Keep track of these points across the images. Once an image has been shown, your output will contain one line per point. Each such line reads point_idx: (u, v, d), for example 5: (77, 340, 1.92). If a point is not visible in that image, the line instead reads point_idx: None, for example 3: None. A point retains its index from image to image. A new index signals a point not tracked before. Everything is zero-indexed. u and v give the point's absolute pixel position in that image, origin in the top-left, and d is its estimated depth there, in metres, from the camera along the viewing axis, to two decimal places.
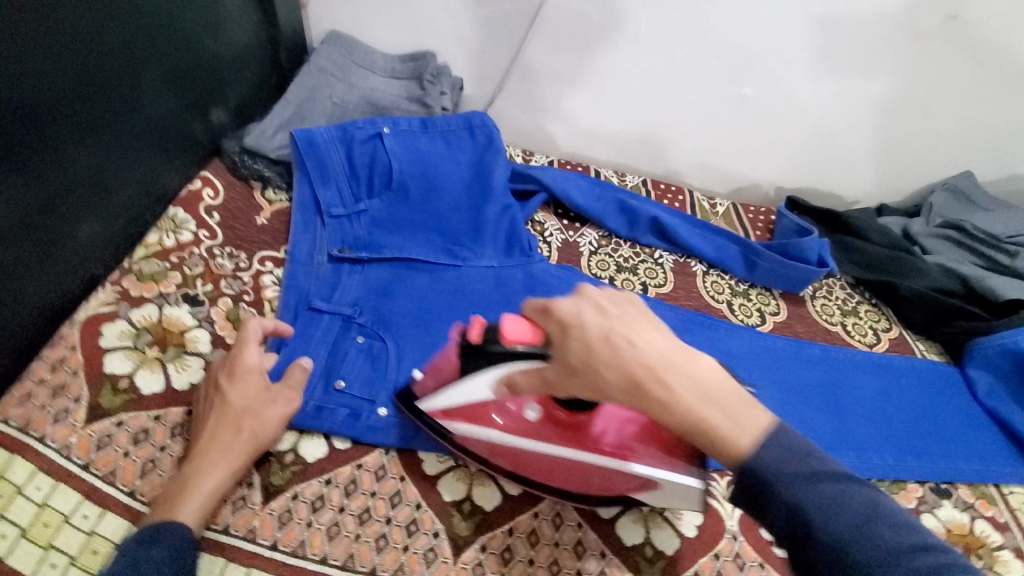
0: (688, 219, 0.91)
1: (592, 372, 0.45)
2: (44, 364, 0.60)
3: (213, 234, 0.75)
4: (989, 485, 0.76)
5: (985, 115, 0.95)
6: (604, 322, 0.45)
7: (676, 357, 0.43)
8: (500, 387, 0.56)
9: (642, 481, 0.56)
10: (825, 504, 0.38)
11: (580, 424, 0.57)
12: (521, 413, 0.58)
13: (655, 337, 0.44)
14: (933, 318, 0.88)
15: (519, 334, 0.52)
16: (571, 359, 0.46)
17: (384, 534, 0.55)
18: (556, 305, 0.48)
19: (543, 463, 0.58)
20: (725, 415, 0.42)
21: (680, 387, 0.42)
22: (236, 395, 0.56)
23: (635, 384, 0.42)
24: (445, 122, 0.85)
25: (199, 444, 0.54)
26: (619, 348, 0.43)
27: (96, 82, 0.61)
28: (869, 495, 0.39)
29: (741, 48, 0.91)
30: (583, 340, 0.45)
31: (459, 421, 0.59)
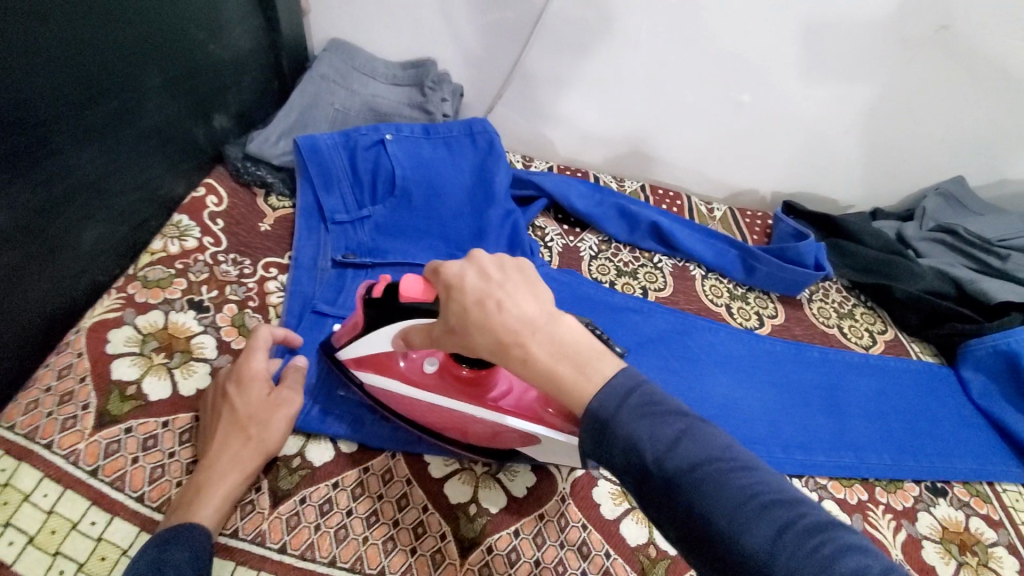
0: (686, 223, 0.92)
1: (466, 334, 0.43)
2: (50, 372, 0.60)
3: (218, 240, 0.75)
4: (983, 484, 0.77)
5: (974, 121, 0.97)
6: (485, 286, 0.43)
7: (541, 320, 0.41)
8: (398, 340, 0.56)
9: (523, 437, 0.56)
10: (676, 452, 0.37)
11: (478, 380, 0.58)
12: (423, 365, 0.60)
13: (529, 303, 0.42)
14: (927, 320, 0.90)
15: (415, 291, 0.51)
16: (451, 321, 0.45)
17: (392, 536, 0.56)
18: (443, 268, 0.45)
19: (440, 414, 0.59)
20: (574, 368, 0.41)
21: (536, 348, 0.41)
22: (243, 400, 0.57)
23: (503, 347, 0.41)
24: (447, 128, 0.86)
25: (208, 451, 0.55)
26: (491, 315, 0.41)
27: (99, 85, 0.61)
28: (712, 438, 0.38)
29: (737, 55, 0.92)
30: (462, 303, 0.43)
31: (369, 370, 0.60)
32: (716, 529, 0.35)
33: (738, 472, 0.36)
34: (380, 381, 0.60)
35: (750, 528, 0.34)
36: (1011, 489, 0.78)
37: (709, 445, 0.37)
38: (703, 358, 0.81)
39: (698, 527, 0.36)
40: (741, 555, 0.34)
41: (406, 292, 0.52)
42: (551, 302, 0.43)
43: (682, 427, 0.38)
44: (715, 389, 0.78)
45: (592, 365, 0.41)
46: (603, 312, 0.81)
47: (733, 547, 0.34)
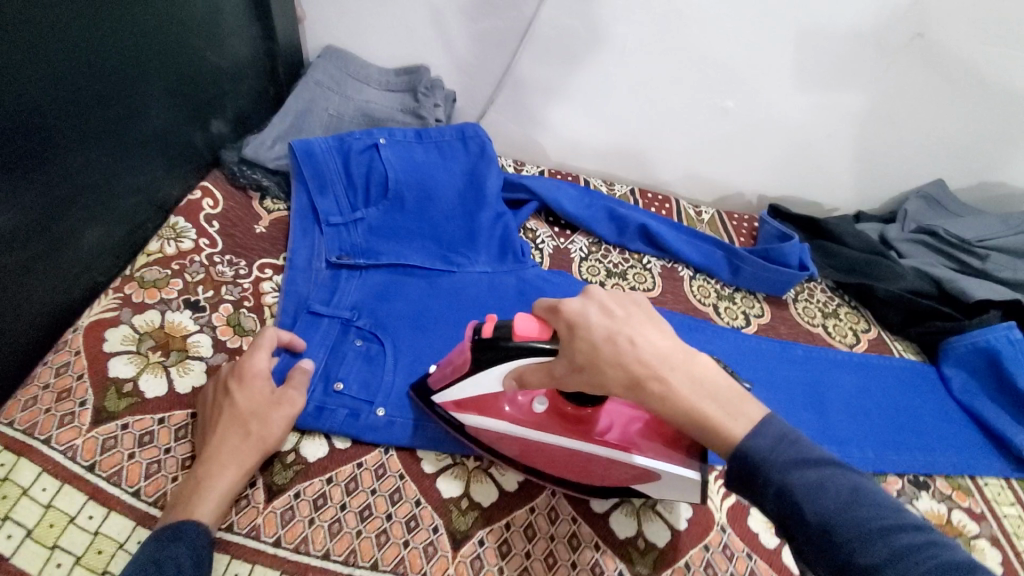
0: (675, 226, 0.95)
1: (596, 370, 0.46)
2: (48, 369, 0.61)
3: (213, 242, 0.76)
4: (964, 477, 0.79)
5: (951, 126, 1.00)
6: (611, 324, 0.46)
7: (676, 357, 0.45)
8: (510, 381, 0.56)
9: (644, 474, 0.57)
10: (848, 509, 0.40)
11: (585, 417, 0.57)
12: (528, 405, 0.59)
13: (656, 336, 0.46)
14: (908, 318, 0.93)
15: (529, 330, 0.52)
16: (577, 358, 0.47)
17: (384, 529, 0.57)
18: (563, 306, 0.49)
19: (549, 453, 0.59)
20: (717, 406, 0.45)
21: (678, 383, 0.45)
22: (243, 397, 0.58)
23: (640, 384, 0.44)
24: (439, 133, 0.88)
25: (207, 447, 0.55)
26: (623, 350, 0.45)
27: (104, 91, 0.62)
28: (878, 498, 0.40)
29: (720, 63, 0.95)
30: (590, 340, 0.46)
31: (470, 412, 0.60)
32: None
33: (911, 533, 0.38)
34: (484, 423, 0.60)
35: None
36: (993, 482, 0.80)
37: (871, 500, 0.40)
38: None
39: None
40: None
41: (520, 332, 0.52)
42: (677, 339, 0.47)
43: (850, 482, 0.41)
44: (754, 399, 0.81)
45: (736, 406, 0.45)
46: None
47: None
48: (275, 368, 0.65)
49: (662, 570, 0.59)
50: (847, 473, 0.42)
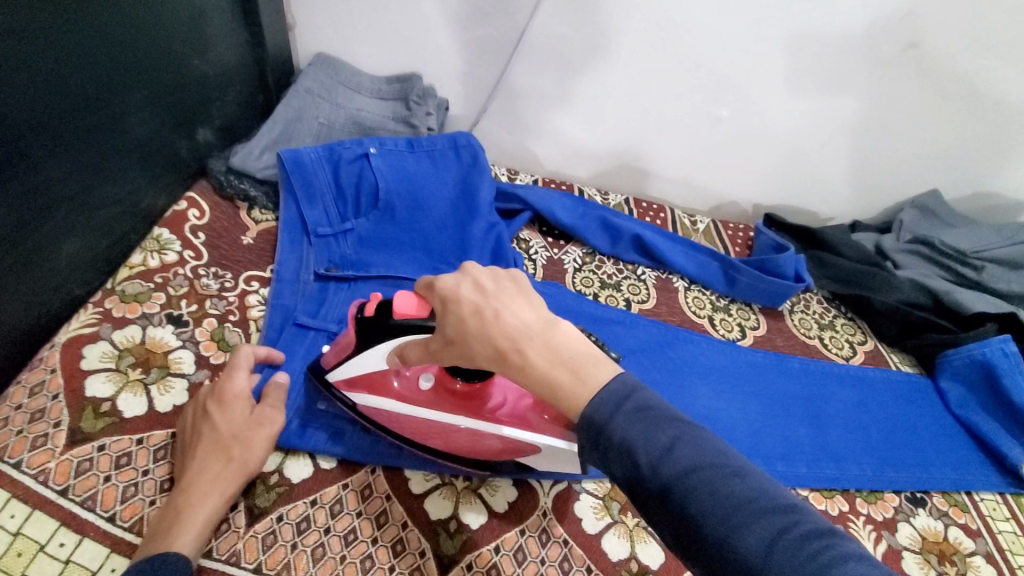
0: (668, 236, 0.94)
1: (465, 344, 0.44)
2: (22, 389, 0.59)
3: (198, 254, 0.75)
4: (961, 493, 0.78)
5: (946, 135, 1.00)
6: (482, 299, 0.45)
7: (537, 328, 0.43)
8: (392, 357, 0.56)
9: (521, 447, 0.57)
10: (671, 457, 0.37)
11: (474, 393, 0.59)
12: (417, 383, 0.61)
13: (526, 311, 0.44)
14: (905, 330, 0.92)
15: (405, 306, 0.52)
16: (447, 331, 0.46)
17: (370, 554, 0.55)
18: (438, 280, 0.47)
19: (438, 431, 0.59)
20: (570, 373, 0.42)
21: (535, 356, 0.42)
22: (223, 420, 0.56)
23: (501, 357, 0.42)
24: (431, 142, 0.87)
25: (187, 473, 0.53)
26: (489, 323, 0.43)
27: (81, 99, 0.61)
28: (707, 443, 0.38)
29: (715, 72, 0.94)
30: (458, 313, 0.45)
31: (361, 391, 0.60)
32: (707, 535, 0.35)
33: (732, 479, 0.36)
34: (373, 401, 0.60)
35: (743, 532, 0.34)
36: (989, 498, 0.79)
37: (696, 445, 0.38)
38: (684, 371, 0.81)
39: (688, 532, 0.36)
40: (737, 562, 0.34)
41: (397, 309, 0.53)
42: (545, 311, 0.45)
43: (676, 430, 0.39)
44: (698, 400, 0.79)
45: (588, 373, 0.42)
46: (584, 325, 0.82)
47: (724, 553, 0.34)
48: (257, 387, 0.63)
49: None
50: (679, 422, 0.39)
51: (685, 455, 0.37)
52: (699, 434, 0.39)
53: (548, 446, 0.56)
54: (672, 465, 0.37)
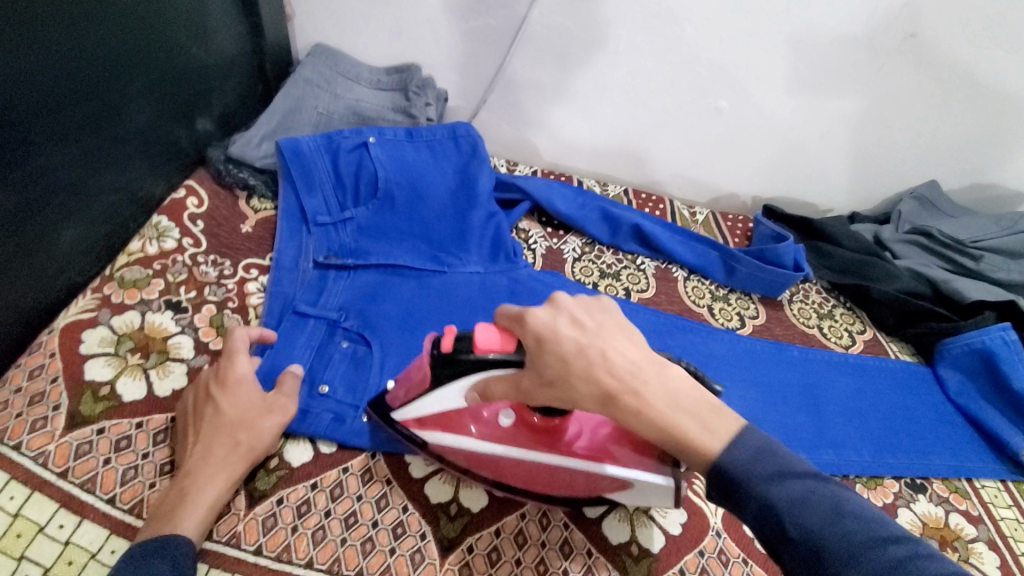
0: (668, 227, 0.94)
1: (568, 386, 0.45)
2: (21, 372, 0.59)
3: (197, 242, 0.74)
4: (960, 479, 0.78)
5: (944, 126, 1.00)
6: (582, 339, 0.46)
7: (648, 369, 0.45)
8: (472, 394, 0.54)
9: (612, 482, 0.55)
10: (827, 523, 0.39)
11: (553, 428, 0.56)
12: (494, 421, 0.58)
13: (628, 349, 0.46)
14: (904, 320, 0.92)
15: (492, 341, 0.50)
16: (547, 372, 0.46)
17: (370, 537, 0.55)
18: (530, 317, 0.48)
19: (521, 470, 0.57)
20: (696, 423, 0.44)
21: (650, 398, 0.44)
22: (229, 404, 0.56)
23: (611, 399, 0.44)
24: (430, 132, 0.87)
25: (193, 456, 0.54)
26: (596, 363, 0.44)
27: (82, 86, 0.61)
28: (861, 510, 0.40)
29: (713, 63, 0.94)
30: (559, 354, 0.45)
31: (436, 430, 0.58)
32: None
33: (891, 545, 0.37)
34: (449, 441, 0.58)
35: None
36: (989, 485, 0.79)
37: (850, 512, 0.39)
38: (683, 358, 0.81)
39: None
40: None
41: (481, 344, 0.51)
42: (648, 349, 0.47)
43: (827, 493, 0.40)
44: None
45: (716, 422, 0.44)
46: None
47: None
48: (268, 376, 0.63)
49: None
50: (827, 486, 0.41)
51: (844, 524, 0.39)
52: (852, 500, 0.40)
53: (643, 484, 0.53)
54: (830, 533, 0.38)
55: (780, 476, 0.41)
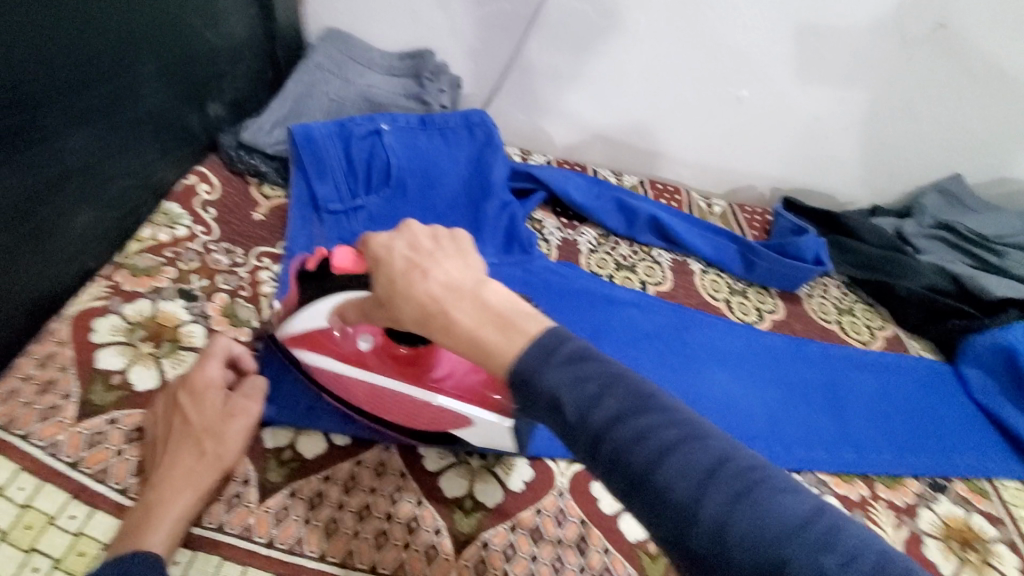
0: (685, 218, 0.92)
1: (393, 306, 0.43)
2: (31, 360, 0.58)
3: (209, 229, 0.74)
4: (983, 480, 0.76)
5: (972, 118, 0.97)
6: (413, 257, 0.43)
7: (469, 284, 0.41)
8: (335, 317, 0.58)
9: (450, 417, 0.57)
10: (601, 406, 0.35)
11: (416, 360, 0.59)
12: (358, 344, 0.60)
13: (457, 268, 0.42)
14: (927, 317, 0.89)
15: (346, 263, 0.56)
16: (379, 294, 0.45)
17: (384, 530, 0.54)
18: (371, 241, 0.46)
19: (375, 398, 0.58)
20: (499, 331, 0.38)
21: (463, 314, 0.40)
22: (195, 412, 0.53)
23: (425, 315, 0.41)
24: (444, 119, 0.84)
25: (160, 467, 0.51)
26: (414, 281, 0.42)
27: (93, 67, 0.59)
28: (636, 386, 0.35)
29: (736, 51, 0.92)
30: (388, 274, 0.44)
31: (302, 348, 0.60)
32: (647, 489, 0.33)
33: (664, 427, 0.33)
34: (314, 359, 0.60)
35: (685, 488, 0.32)
36: (1011, 485, 0.77)
37: (627, 387, 0.35)
38: (696, 355, 0.80)
39: (629, 483, 0.34)
40: (677, 514, 0.32)
41: (338, 263, 0.57)
42: (481, 269, 0.43)
43: (606, 372, 0.36)
44: (711, 383, 0.78)
45: (517, 326, 0.39)
46: (596, 308, 0.80)
47: (665, 505, 0.32)
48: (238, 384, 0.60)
49: None
50: (608, 362, 0.37)
51: (618, 398, 0.35)
52: (634, 376, 0.36)
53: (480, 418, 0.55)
54: (604, 410, 0.35)
55: (564, 362, 0.36)
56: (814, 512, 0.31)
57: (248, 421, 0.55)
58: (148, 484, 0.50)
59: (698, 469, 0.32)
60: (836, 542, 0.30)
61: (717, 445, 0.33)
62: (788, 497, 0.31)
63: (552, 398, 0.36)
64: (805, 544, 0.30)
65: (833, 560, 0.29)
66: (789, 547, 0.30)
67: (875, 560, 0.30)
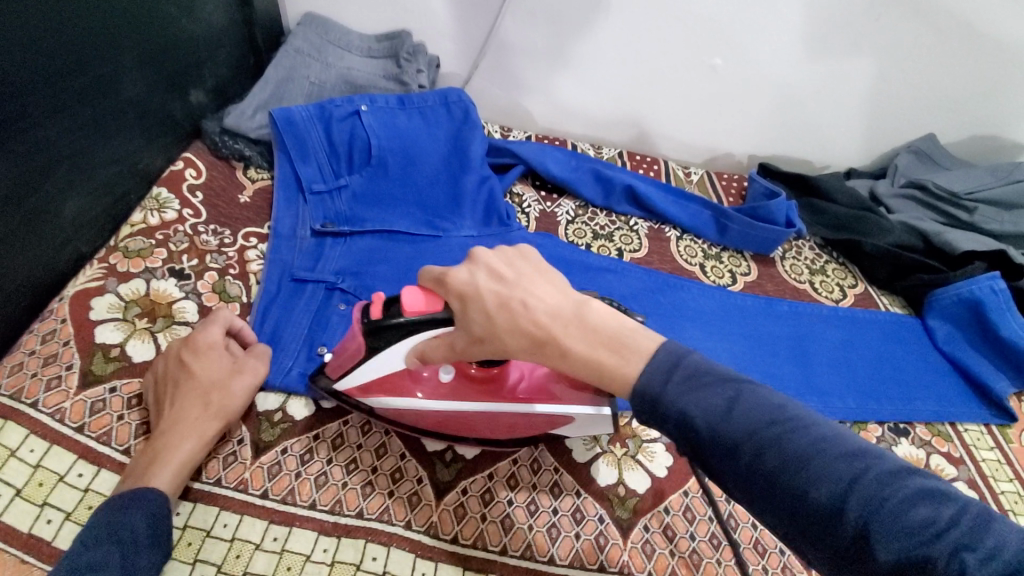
0: (661, 187, 0.94)
1: (498, 340, 0.45)
2: (34, 337, 0.62)
3: (197, 212, 0.77)
4: (945, 424, 0.80)
5: (942, 78, 0.99)
6: (503, 289, 0.45)
7: (568, 308, 0.44)
8: (414, 358, 0.55)
9: (551, 421, 0.58)
10: (730, 420, 0.38)
11: (492, 377, 0.58)
12: (433, 377, 0.59)
13: (549, 293, 0.45)
14: (894, 273, 0.93)
15: (418, 304, 0.52)
16: (475, 329, 0.47)
17: (370, 481, 0.58)
18: (451, 278, 0.48)
19: (467, 422, 0.59)
20: (612, 352, 0.43)
21: (573, 340, 0.43)
22: (203, 368, 0.58)
23: (538, 344, 0.44)
24: (422, 98, 0.87)
25: (168, 415, 0.55)
26: (517, 314, 0.44)
27: (75, 59, 0.62)
28: (760, 400, 0.38)
29: (709, 21, 0.93)
30: (483, 309, 0.45)
31: (378, 395, 0.59)
32: (782, 491, 0.36)
33: (793, 434, 0.36)
34: (393, 403, 0.59)
35: (819, 488, 0.35)
36: (973, 429, 0.80)
37: (750, 404, 0.38)
38: (676, 314, 0.83)
39: (766, 490, 0.37)
40: (820, 517, 0.35)
41: (408, 307, 0.52)
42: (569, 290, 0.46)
43: (730, 393, 0.39)
44: (686, 341, 0.81)
45: (629, 346, 0.43)
46: (578, 276, 0.83)
47: (804, 507, 0.35)
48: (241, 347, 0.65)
49: (641, 515, 0.60)
50: (737, 383, 0.39)
51: (748, 412, 0.38)
52: (763, 394, 0.39)
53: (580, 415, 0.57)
54: (733, 425, 0.38)
55: (691, 385, 0.40)
56: (956, 512, 0.32)
57: (253, 380, 0.60)
58: (156, 433, 0.54)
59: (836, 477, 0.35)
60: (977, 539, 0.31)
61: (849, 453, 0.35)
62: (932, 501, 0.33)
63: (683, 417, 0.39)
64: (949, 543, 0.31)
65: (974, 556, 0.30)
66: (933, 546, 0.31)
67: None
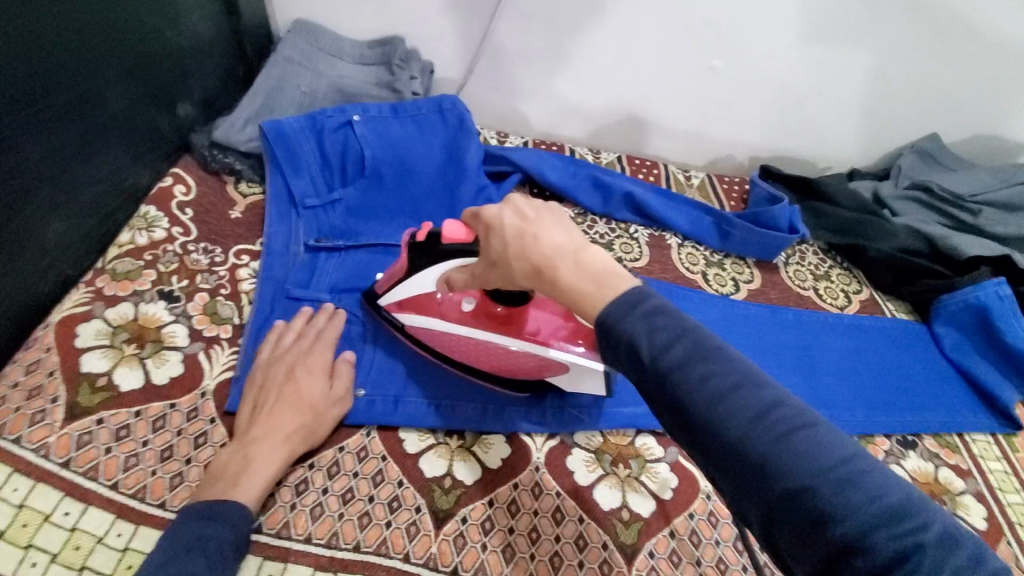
0: (661, 193, 0.92)
1: (505, 266, 0.47)
2: (18, 367, 0.60)
3: (187, 230, 0.75)
4: (953, 435, 0.78)
5: (945, 77, 0.97)
6: (522, 224, 0.46)
7: (570, 247, 0.44)
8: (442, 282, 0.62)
9: (555, 365, 0.63)
10: (670, 352, 0.37)
11: (511, 317, 0.64)
12: (460, 304, 0.65)
13: (560, 234, 0.45)
14: (900, 277, 0.91)
15: (457, 234, 0.57)
16: (491, 256, 0.49)
17: (367, 511, 0.57)
18: (483, 211, 0.49)
19: (477, 351, 0.64)
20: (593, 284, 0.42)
21: (565, 271, 0.43)
22: (309, 385, 0.60)
23: (536, 272, 0.44)
24: (415, 106, 0.85)
25: (267, 429, 0.57)
26: (527, 245, 0.45)
27: (54, 76, 0.60)
28: (706, 336, 0.38)
29: (708, 22, 0.91)
30: (501, 237, 0.47)
31: (409, 312, 0.66)
32: (699, 420, 0.36)
33: (723, 365, 0.36)
34: (418, 322, 0.66)
35: (735, 423, 0.35)
36: (981, 438, 0.79)
37: (700, 338, 0.38)
38: None
39: (686, 417, 0.36)
40: (727, 446, 0.35)
41: (447, 234, 0.58)
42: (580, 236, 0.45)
43: (677, 322, 0.38)
44: None
45: (610, 284, 0.42)
46: None
47: (713, 435, 0.35)
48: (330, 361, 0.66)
49: (645, 539, 0.59)
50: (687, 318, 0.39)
51: (689, 340, 0.37)
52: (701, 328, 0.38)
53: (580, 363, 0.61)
54: (671, 352, 0.37)
55: (639, 313, 0.39)
56: (849, 456, 0.33)
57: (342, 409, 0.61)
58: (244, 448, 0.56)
59: (749, 410, 0.35)
60: (862, 484, 0.32)
61: (768, 393, 0.35)
62: (828, 442, 0.33)
63: (627, 341, 0.39)
64: (836, 481, 0.32)
65: (857, 496, 0.32)
66: (818, 481, 0.32)
67: (899, 499, 0.32)
